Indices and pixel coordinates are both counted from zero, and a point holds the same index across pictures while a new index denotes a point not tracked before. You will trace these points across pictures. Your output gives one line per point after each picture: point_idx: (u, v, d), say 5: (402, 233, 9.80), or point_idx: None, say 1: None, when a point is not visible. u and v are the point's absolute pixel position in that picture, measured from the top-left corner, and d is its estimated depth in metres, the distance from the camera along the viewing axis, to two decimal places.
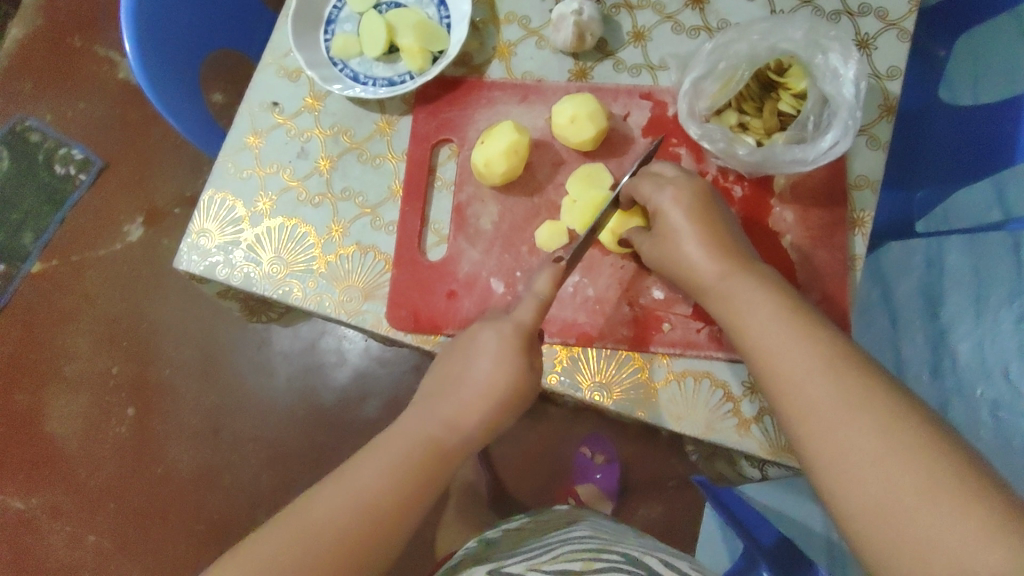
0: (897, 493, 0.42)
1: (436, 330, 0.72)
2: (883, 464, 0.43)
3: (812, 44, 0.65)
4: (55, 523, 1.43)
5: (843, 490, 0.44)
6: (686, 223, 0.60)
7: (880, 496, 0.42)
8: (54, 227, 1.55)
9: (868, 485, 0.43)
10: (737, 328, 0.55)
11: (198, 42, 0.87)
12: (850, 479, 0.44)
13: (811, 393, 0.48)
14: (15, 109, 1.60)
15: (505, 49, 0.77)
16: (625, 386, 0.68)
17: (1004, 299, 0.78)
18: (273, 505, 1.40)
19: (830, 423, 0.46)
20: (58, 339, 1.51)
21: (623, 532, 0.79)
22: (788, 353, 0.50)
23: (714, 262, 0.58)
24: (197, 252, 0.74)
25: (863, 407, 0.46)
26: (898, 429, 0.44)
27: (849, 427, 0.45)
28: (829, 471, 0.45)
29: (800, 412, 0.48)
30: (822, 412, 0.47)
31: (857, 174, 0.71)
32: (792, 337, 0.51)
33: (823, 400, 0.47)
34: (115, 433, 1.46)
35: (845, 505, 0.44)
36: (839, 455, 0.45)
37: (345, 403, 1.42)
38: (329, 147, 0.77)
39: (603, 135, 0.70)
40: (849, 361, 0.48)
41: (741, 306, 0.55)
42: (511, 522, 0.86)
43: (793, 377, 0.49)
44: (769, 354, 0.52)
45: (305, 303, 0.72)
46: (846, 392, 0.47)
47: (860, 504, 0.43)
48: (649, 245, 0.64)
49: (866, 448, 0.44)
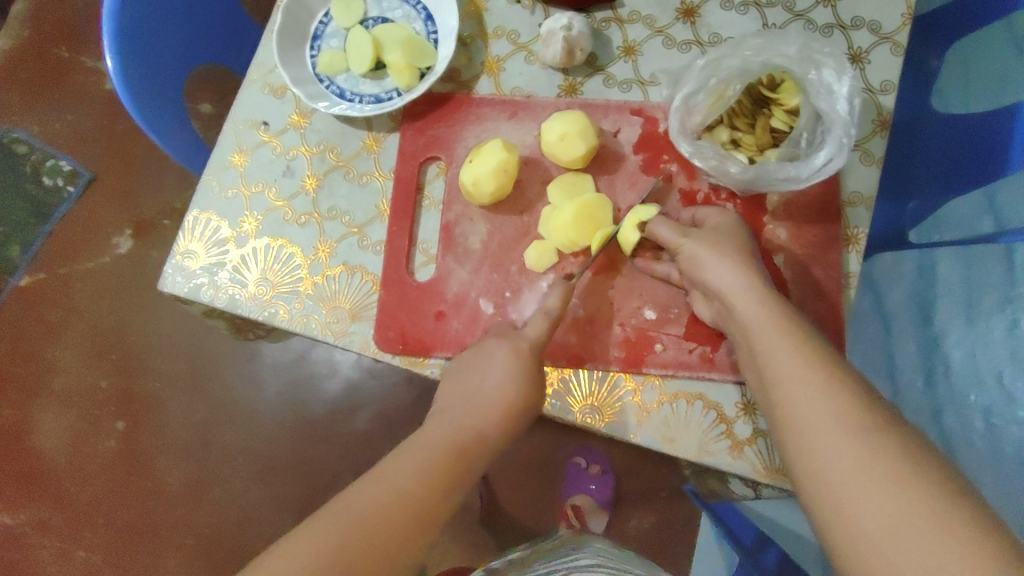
0: (896, 515, 0.39)
1: (425, 352, 0.70)
2: (885, 490, 0.40)
3: (805, 60, 0.64)
4: (43, 540, 1.41)
5: (852, 509, 0.41)
6: (703, 247, 0.59)
7: (890, 516, 0.39)
8: (41, 239, 1.53)
9: (869, 510, 0.40)
10: (747, 346, 0.53)
11: (182, 57, 0.86)
12: (851, 501, 0.41)
13: (811, 413, 0.46)
14: (2, 120, 1.58)
15: (493, 64, 0.76)
16: (617, 408, 0.67)
17: (995, 306, 0.70)
18: (265, 519, 1.38)
19: (827, 443, 0.44)
20: (46, 354, 1.49)
21: (627, 560, 0.76)
22: (803, 372, 0.48)
23: (723, 286, 0.56)
24: (181, 273, 0.73)
25: (864, 431, 0.43)
26: (899, 456, 0.41)
27: (864, 445, 0.42)
28: (838, 491, 0.42)
29: (811, 428, 0.45)
30: (836, 428, 0.44)
31: (850, 190, 0.70)
32: (794, 357, 0.49)
33: (824, 421, 0.45)
34: (104, 448, 1.44)
35: (843, 529, 0.41)
36: (840, 476, 0.42)
37: (336, 416, 1.41)
38: (315, 165, 0.75)
39: (593, 153, 0.69)
40: (856, 389, 0.46)
41: (753, 322, 0.53)
42: (515, 552, 0.83)
43: (795, 397, 0.47)
44: (782, 369, 0.49)
45: (292, 324, 0.71)
46: (847, 413, 0.44)
47: (857, 527, 0.40)
48: (668, 227, 0.62)
49: (867, 472, 0.41)
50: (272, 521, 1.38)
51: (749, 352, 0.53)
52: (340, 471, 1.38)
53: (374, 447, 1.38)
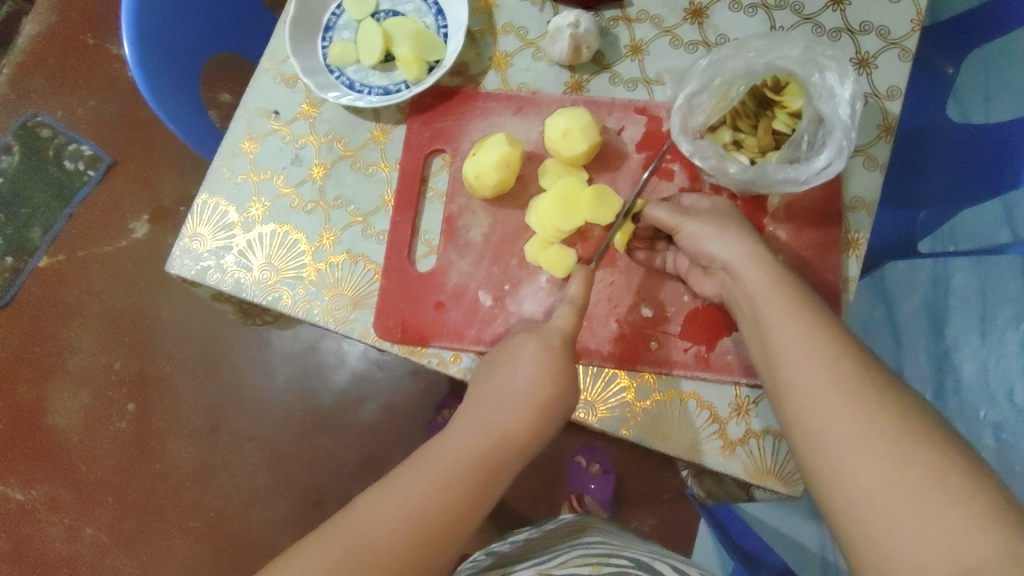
0: (893, 474, 0.40)
1: (423, 342, 0.71)
2: (885, 451, 0.40)
3: (809, 62, 0.64)
4: (54, 516, 1.45)
5: (850, 469, 0.41)
6: (702, 225, 0.60)
7: (885, 475, 0.40)
8: (62, 221, 1.56)
9: (867, 470, 0.41)
10: (751, 316, 0.53)
11: (199, 46, 0.87)
12: (848, 461, 0.42)
13: (811, 380, 0.46)
14: (28, 105, 1.62)
15: (501, 60, 0.77)
16: (610, 405, 0.68)
17: (1009, 321, 0.85)
18: (270, 503, 1.40)
19: (827, 408, 0.44)
20: (62, 334, 1.52)
21: (631, 540, 0.78)
22: (804, 338, 0.48)
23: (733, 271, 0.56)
24: (190, 256, 0.75)
25: (862, 396, 0.43)
26: (896, 419, 0.41)
27: (863, 408, 0.43)
28: (836, 452, 0.42)
29: (811, 391, 0.45)
30: (835, 390, 0.44)
31: (852, 195, 0.70)
32: (795, 327, 0.49)
33: (824, 384, 0.45)
34: (115, 428, 1.47)
35: (841, 491, 0.41)
36: (839, 440, 0.42)
37: (342, 406, 1.43)
38: (323, 154, 0.77)
39: (596, 149, 0.70)
40: (856, 358, 0.46)
41: (758, 294, 0.53)
42: (521, 535, 0.85)
43: (795, 364, 0.47)
44: (782, 336, 0.49)
45: (295, 309, 0.72)
46: (847, 377, 0.44)
47: (852, 487, 0.41)
48: (664, 209, 0.63)
49: (866, 436, 0.41)
50: (277, 507, 1.40)
51: (753, 321, 0.53)
52: (345, 460, 1.40)
53: (379, 437, 1.40)
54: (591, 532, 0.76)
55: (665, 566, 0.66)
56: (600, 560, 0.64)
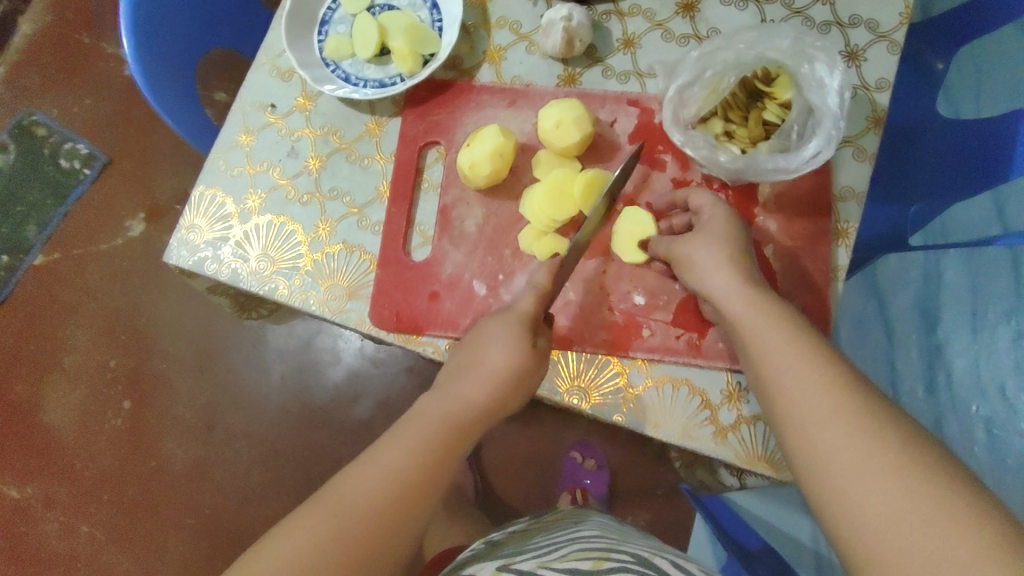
0: (898, 504, 0.40)
1: (418, 331, 0.72)
2: (887, 480, 0.41)
3: (797, 53, 0.65)
4: (48, 514, 1.45)
5: (856, 501, 0.41)
6: (698, 248, 0.59)
7: (890, 506, 0.40)
8: (57, 220, 1.57)
9: (872, 500, 0.41)
10: (741, 346, 0.55)
11: (196, 42, 0.88)
12: (853, 492, 0.42)
13: (811, 413, 0.46)
14: (22, 103, 1.62)
15: (495, 54, 0.78)
16: (604, 391, 0.68)
17: (999, 316, 0.62)
18: (264, 501, 1.40)
19: (828, 439, 0.44)
20: (58, 332, 1.52)
21: (628, 533, 0.78)
22: (801, 371, 0.49)
23: (717, 282, 0.57)
24: (186, 247, 0.75)
25: (860, 426, 0.44)
26: (897, 449, 0.42)
27: (863, 439, 0.43)
28: (839, 484, 0.43)
29: (812, 424, 0.46)
30: (835, 421, 0.45)
31: (841, 185, 0.71)
32: (793, 360, 0.49)
33: (823, 416, 0.46)
34: (110, 426, 1.47)
35: (845, 521, 0.41)
36: (840, 470, 0.43)
37: (338, 402, 1.43)
38: (319, 146, 0.78)
39: (589, 140, 0.71)
40: (853, 386, 0.46)
41: (751, 323, 0.54)
42: (516, 527, 0.85)
43: (794, 398, 0.48)
44: (779, 372, 0.50)
45: (291, 300, 0.73)
46: (846, 409, 0.45)
47: (860, 519, 0.41)
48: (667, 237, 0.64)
49: (867, 466, 0.42)
50: (272, 504, 1.40)
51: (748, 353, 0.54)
52: (340, 457, 1.41)
53: (375, 434, 1.41)
54: (588, 525, 0.77)
55: (663, 560, 0.65)
56: (600, 556, 0.64)
